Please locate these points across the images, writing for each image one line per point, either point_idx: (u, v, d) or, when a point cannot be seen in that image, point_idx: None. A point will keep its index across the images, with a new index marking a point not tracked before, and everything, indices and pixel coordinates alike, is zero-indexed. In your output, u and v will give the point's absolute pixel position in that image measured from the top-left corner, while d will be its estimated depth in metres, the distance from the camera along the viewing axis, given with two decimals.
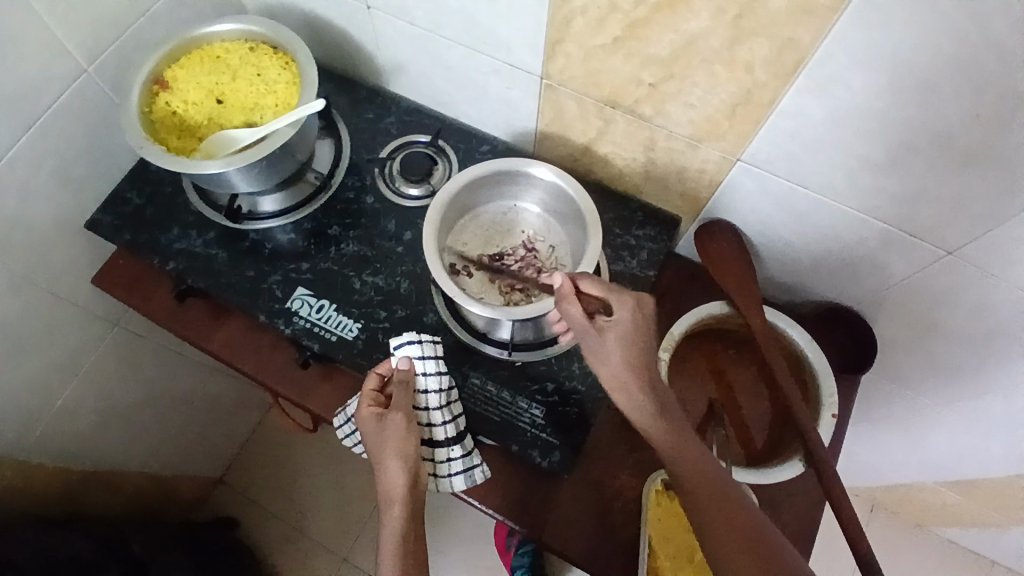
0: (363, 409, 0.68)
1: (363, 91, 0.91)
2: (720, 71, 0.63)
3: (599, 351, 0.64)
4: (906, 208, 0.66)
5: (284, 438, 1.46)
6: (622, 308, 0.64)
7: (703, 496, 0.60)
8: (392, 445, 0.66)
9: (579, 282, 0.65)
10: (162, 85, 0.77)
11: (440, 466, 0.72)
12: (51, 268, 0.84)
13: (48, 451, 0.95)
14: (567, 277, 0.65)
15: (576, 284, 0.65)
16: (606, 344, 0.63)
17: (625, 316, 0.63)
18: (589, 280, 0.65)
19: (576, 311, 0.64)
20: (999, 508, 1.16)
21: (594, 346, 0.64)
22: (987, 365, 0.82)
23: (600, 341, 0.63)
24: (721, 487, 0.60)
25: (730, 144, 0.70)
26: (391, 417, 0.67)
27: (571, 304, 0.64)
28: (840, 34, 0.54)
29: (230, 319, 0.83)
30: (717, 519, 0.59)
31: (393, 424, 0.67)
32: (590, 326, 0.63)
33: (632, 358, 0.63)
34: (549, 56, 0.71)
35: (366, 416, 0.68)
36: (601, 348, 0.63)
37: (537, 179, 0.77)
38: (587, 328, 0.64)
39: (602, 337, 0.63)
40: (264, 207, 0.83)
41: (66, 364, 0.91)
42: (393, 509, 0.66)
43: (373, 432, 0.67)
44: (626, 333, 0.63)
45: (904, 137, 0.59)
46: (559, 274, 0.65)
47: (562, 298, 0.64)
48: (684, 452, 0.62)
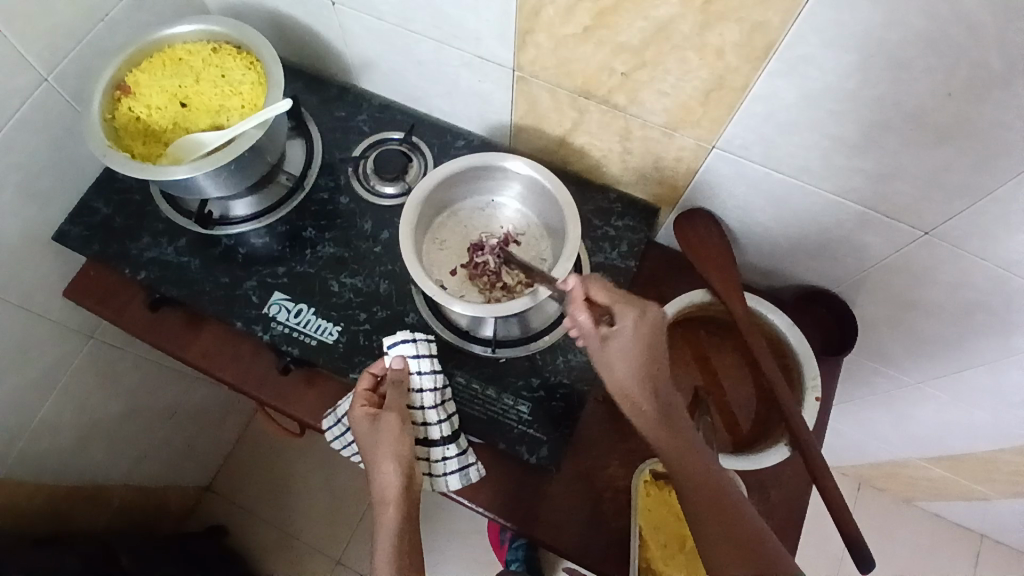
0: (356, 409, 0.67)
1: (333, 89, 0.90)
2: (692, 56, 0.62)
3: (604, 360, 0.62)
4: (882, 188, 0.66)
5: (273, 443, 1.45)
6: (624, 320, 0.62)
7: (708, 516, 0.58)
8: (387, 444, 0.65)
9: (588, 288, 0.64)
10: (124, 90, 0.74)
11: (435, 465, 0.71)
12: (21, 284, 0.81)
13: (30, 469, 0.93)
14: (579, 282, 0.64)
15: (585, 292, 0.64)
16: (608, 353, 0.61)
17: (628, 326, 0.61)
18: (600, 289, 0.64)
19: (580, 318, 0.63)
20: (982, 482, 1.18)
21: (599, 356, 0.62)
22: (966, 342, 0.83)
23: (604, 354, 0.62)
24: (728, 506, 0.58)
25: (704, 131, 0.69)
26: (385, 416, 0.66)
27: (580, 312, 0.63)
28: (809, 16, 0.53)
29: (206, 327, 0.82)
30: (722, 540, 0.57)
31: (387, 424, 0.66)
32: (592, 335, 0.62)
33: (640, 371, 0.60)
34: (519, 47, 0.70)
35: (359, 416, 0.66)
36: (604, 357, 0.62)
37: (513, 172, 0.76)
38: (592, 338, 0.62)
39: (604, 347, 0.62)
40: (237, 212, 0.81)
41: (44, 381, 0.89)
42: (388, 510, 0.65)
43: (367, 432, 0.66)
44: (631, 345, 0.61)
45: (876, 116, 0.59)
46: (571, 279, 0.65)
47: (572, 306, 0.64)
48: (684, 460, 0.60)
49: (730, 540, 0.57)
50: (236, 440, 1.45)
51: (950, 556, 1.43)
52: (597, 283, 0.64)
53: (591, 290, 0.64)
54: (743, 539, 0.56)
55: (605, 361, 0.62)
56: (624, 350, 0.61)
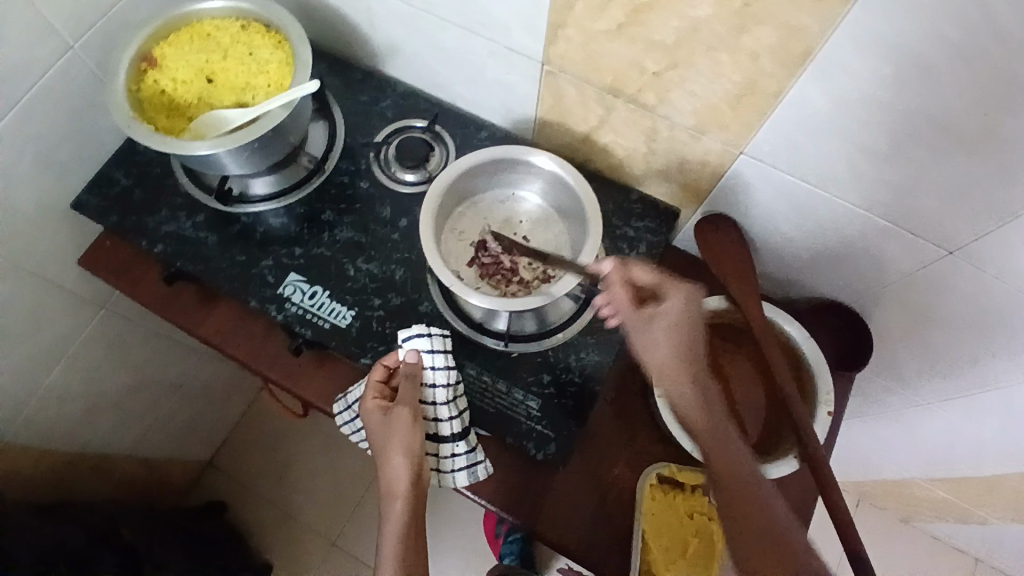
0: (368, 401, 0.68)
1: (358, 73, 0.89)
2: (725, 59, 0.61)
3: (646, 336, 0.65)
4: (909, 204, 0.65)
5: (275, 424, 1.45)
6: (675, 298, 0.65)
7: (732, 503, 0.60)
8: (397, 439, 0.66)
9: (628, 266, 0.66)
10: (151, 62, 0.74)
11: (443, 462, 0.71)
12: (37, 251, 0.82)
13: (36, 435, 0.94)
14: (618, 263, 0.66)
15: (626, 270, 0.66)
16: (655, 327, 0.64)
17: (677, 304, 0.65)
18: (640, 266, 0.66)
19: (625, 298, 0.65)
20: (985, 505, 1.18)
21: (644, 330, 0.64)
22: (982, 363, 0.82)
23: (651, 329, 0.64)
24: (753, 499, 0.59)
25: (732, 135, 0.69)
26: (396, 411, 0.66)
27: (620, 288, 0.65)
28: (848, 25, 0.53)
29: (220, 303, 0.82)
30: (743, 532, 0.59)
31: (398, 418, 0.66)
32: (640, 313, 0.65)
33: (682, 347, 0.64)
34: (550, 40, 0.69)
35: (371, 408, 0.67)
36: (647, 334, 0.65)
37: (537, 167, 0.76)
38: (636, 316, 0.65)
39: (652, 322, 0.64)
40: (255, 190, 0.80)
41: (54, 349, 0.90)
42: (395, 504, 0.66)
43: (378, 424, 0.67)
44: (679, 321, 0.64)
45: (909, 129, 0.58)
46: (608, 261, 0.66)
47: (607, 287, 0.66)
48: (712, 442, 0.63)
49: (751, 532, 0.58)
50: (239, 419, 1.45)
51: None
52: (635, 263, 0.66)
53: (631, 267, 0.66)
54: (764, 533, 0.58)
55: (652, 337, 0.64)
56: (672, 327, 0.64)
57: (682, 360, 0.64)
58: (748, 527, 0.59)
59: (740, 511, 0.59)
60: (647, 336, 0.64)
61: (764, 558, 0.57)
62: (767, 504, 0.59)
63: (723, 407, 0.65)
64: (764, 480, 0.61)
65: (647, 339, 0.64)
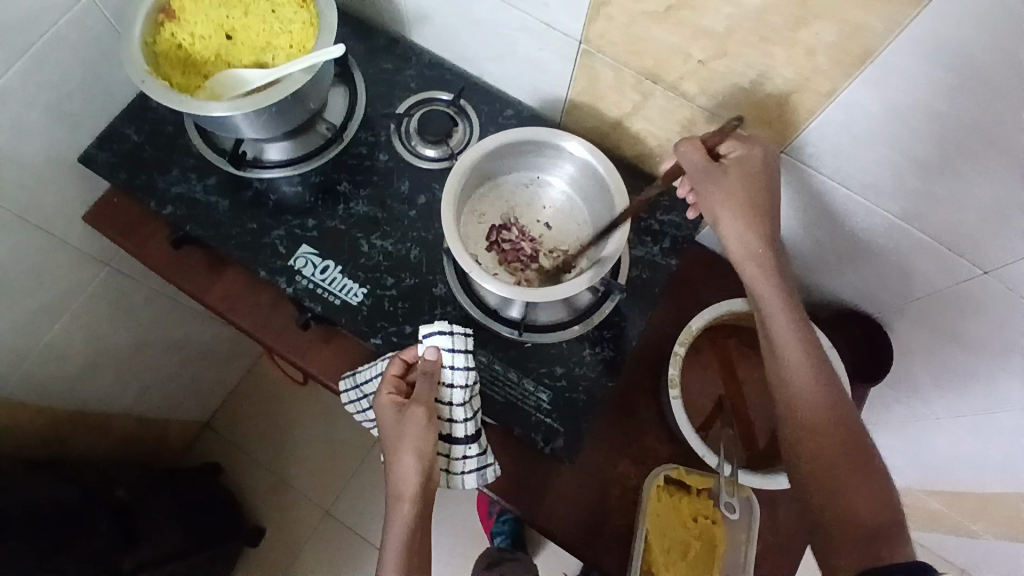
0: (383, 396, 0.66)
1: (383, 38, 0.85)
2: (778, 52, 0.58)
3: (719, 182, 0.63)
4: (951, 219, 0.62)
5: (274, 389, 1.44)
6: (749, 147, 0.63)
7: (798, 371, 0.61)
8: (410, 439, 0.64)
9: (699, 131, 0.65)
10: (168, 14, 0.70)
11: (454, 463, 0.69)
12: (43, 204, 0.79)
13: (34, 391, 0.93)
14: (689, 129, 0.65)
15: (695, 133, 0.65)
16: (728, 174, 0.63)
17: (748, 152, 0.63)
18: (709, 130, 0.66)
19: (698, 149, 0.63)
20: (980, 521, 1.17)
21: (714, 179, 0.63)
22: (1001, 384, 0.80)
23: (722, 174, 0.63)
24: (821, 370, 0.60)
25: (775, 133, 0.65)
26: (411, 409, 0.65)
27: (690, 146, 0.63)
28: (915, 29, 0.49)
29: (228, 271, 0.79)
30: (802, 397, 0.59)
31: (412, 417, 0.65)
32: (711, 162, 0.63)
33: (751, 195, 0.63)
34: (591, 18, 0.65)
35: (385, 404, 0.66)
36: (720, 180, 0.63)
37: (567, 152, 0.73)
38: (705, 167, 0.63)
39: (724, 171, 0.63)
40: (270, 155, 0.78)
41: (55, 305, 0.87)
42: (402, 506, 0.64)
43: (392, 421, 0.65)
44: (754, 167, 0.63)
45: (963, 145, 0.55)
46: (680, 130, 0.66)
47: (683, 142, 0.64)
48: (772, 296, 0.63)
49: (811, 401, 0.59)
50: (238, 382, 1.44)
51: None
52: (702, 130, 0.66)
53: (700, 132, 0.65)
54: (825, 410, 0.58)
55: (721, 183, 0.63)
56: (743, 173, 0.63)
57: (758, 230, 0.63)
58: (813, 403, 0.59)
59: (805, 394, 0.59)
60: (717, 183, 0.63)
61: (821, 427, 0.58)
62: (826, 375, 0.60)
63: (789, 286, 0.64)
64: (828, 362, 0.61)
65: (715, 186, 0.63)
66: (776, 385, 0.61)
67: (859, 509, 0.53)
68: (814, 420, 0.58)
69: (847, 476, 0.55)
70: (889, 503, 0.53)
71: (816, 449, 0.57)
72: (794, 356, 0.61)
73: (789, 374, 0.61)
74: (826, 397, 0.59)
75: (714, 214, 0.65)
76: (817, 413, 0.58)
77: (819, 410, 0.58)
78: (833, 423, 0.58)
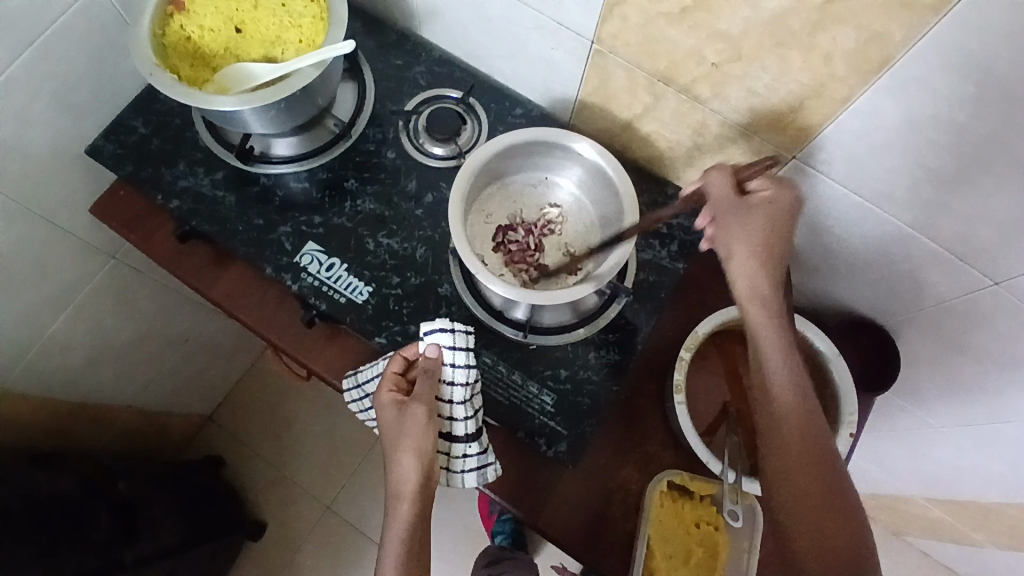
0: (384, 393, 0.66)
1: (393, 34, 0.84)
2: (794, 57, 0.57)
3: (739, 218, 0.61)
4: (965, 229, 0.61)
5: (277, 383, 1.44)
6: (780, 187, 0.61)
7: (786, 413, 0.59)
8: (410, 438, 0.64)
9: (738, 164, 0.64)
10: (177, 6, 0.69)
11: (454, 461, 0.69)
12: (50, 195, 0.79)
13: (38, 382, 0.93)
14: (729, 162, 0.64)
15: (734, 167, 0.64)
16: (751, 211, 0.61)
17: (777, 192, 0.61)
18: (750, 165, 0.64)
19: (727, 184, 0.62)
20: (983, 531, 1.16)
21: (738, 214, 0.61)
22: (1008, 396, 0.79)
23: (746, 209, 0.61)
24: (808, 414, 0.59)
25: (788, 138, 0.65)
26: (411, 407, 0.65)
27: (719, 176, 0.62)
28: (936, 37, 0.48)
29: (232, 265, 0.78)
30: (788, 440, 0.58)
31: (412, 416, 0.64)
32: (737, 196, 0.61)
33: (765, 237, 0.60)
34: (604, 18, 0.64)
35: (386, 401, 0.66)
36: (741, 215, 0.61)
37: (576, 154, 0.72)
38: (729, 200, 0.61)
39: (749, 206, 0.61)
40: (278, 150, 0.77)
41: (61, 297, 0.87)
42: (402, 505, 0.64)
43: (392, 419, 0.65)
44: (778, 208, 0.61)
45: (980, 156, 0.55)
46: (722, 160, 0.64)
47: (715, 169, 0.63)
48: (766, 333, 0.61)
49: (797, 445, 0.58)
50: (241, 376, 1.44)
51: None
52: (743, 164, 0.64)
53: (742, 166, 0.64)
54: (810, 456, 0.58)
55: (742, 220, 0.61)
56: (764, 211, 0.61)
57: (763, 266, 0.61)
58: (798, 446, 0.58)
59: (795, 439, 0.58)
60: (739, 219, 0.61)
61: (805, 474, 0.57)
62: (815, 420, 0.59)
63: (785, 314, 0.63)
64: (816, 402, 0.60)
65: (736, 221, 0.61)
66: (765, 423, 0.60)
67: (839, 566, 0.53)
68: (801, 467, 0.57)
69: (824, 528, 0.55)
70: (866, 561, 0.54)
71: (799, 501, 0.56)
72: (783, 397, 0.60)
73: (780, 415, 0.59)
74: (811, 442, 0.58)
75: (727, 248, 0.62)
76: (804, 459, 0.57)
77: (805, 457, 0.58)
78: (819, 471, 0.57)
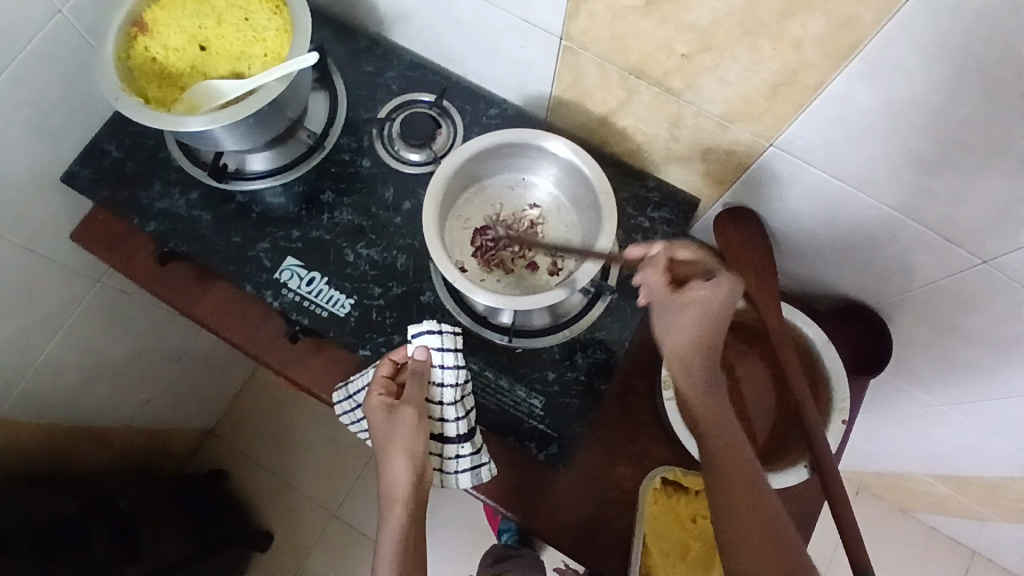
0: (374, 397, 0.66)
1: (363, 40, 0.83)
2: (764, 46, 0.56)
3: (671, 318, 0.64)
4: (949, 211, 0.60)
5: (276, 393, 1.45)
6: (716, 289, 0.61)
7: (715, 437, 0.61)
8: (400, 440, 0.64)
9: (674, 250, 0.65)
10: (141, 28, 0.69)
11: (447, 462, 0.69)
12: (30, 224, 0.79)
13: (33, 408, 0.93)
14: (665, 249, 0.64)
15: (671, 254, 0.65)
16: (683, 313, 0.63)
17: (711, 294, 0.62)
18: (688, 250, 0.65)
19: (661, 281, 0.64)
20: (989, 506, 1.15)
21: (669, 310, 0.64)
22: (1005, 374, 0.78)
23: (679, 309, 0.63)
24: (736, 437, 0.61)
25: (764, 127, 0.63)
26: (401, 410, 0.65)
27: (654, 272, 0.64)
28: (905, 18, 0.47)
29: (215, 284, 0.78)
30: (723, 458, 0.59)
31: (403, 418, 0.65)
32: (671, 295, 0.64)
33: (696, 338, 0.63)
34: (572, 15, 0.63)
35: (375, 405, 0.65)
36: (673, 315, 0.64)
37: (551, 153, 0.71)
38: (664, 295, 0.64)
39: (682, 307, 0.63)
40: (252, 166, 0.77)
41: (48, 322, 0.87)
42: (394, 508, 0.64)
43: (382, 423, 0.65)
44: (709, 311, 0.62)
45: (958, 135, 0.53)
46: (657, 244, 0.65)
47: (649, 265, 0.65)
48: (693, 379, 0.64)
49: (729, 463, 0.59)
50: (240, 388, 1.44)
51: (940, 569, 1.41)
52: (680, 246, 0.65)
53: (677, 250, 0.65)
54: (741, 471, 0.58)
55: (671, 318, 0.64)
56: (698, 314, 0.62)
57: (697, 338, 0.63)
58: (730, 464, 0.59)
59: (734, 488, 0.57)
60: (670, 314, 0.64)
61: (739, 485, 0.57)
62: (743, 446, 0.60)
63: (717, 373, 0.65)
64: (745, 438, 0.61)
65: (667, 317, 0.64)
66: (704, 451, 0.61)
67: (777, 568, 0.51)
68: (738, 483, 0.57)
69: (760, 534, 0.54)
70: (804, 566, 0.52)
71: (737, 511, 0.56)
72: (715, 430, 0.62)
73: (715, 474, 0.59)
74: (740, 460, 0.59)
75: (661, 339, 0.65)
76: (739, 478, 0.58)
77: (748, 505, 0.56)
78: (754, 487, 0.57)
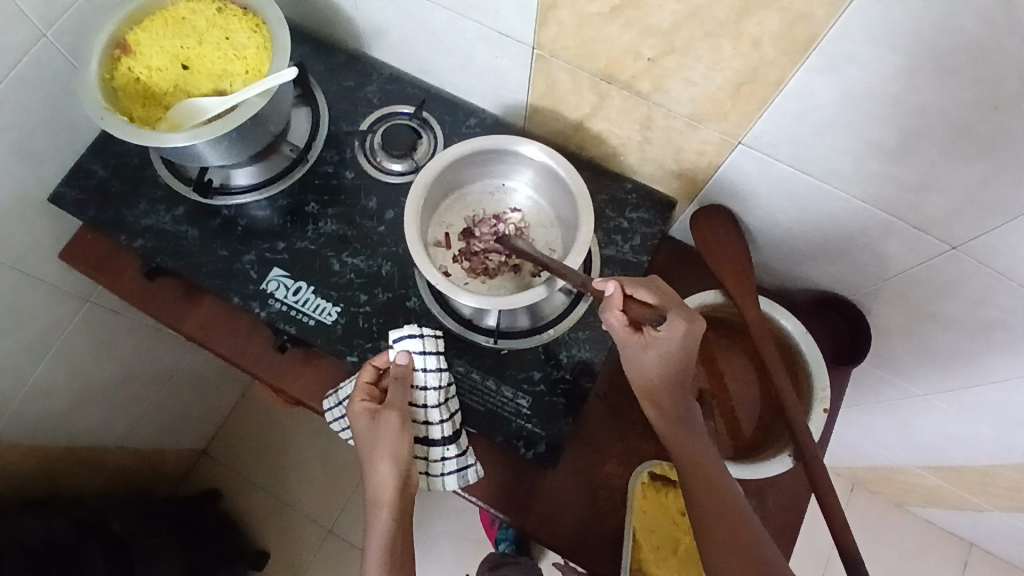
0: (357, 404, 0.66)
1: (342, 56, 0.85)
2: (725, 46, 0.58)
3: (636, 356, 0.63)
4: (914, 197, 0.62)
5: (267, 411, 1.44)
6: (672, 329, 0.60)
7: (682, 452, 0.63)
8: (385, 444, 0.65)
9: (631, 289, 0.62)
10: (124, 49, 0.71)
11: (433, 465, 0.70)
12: (16, 246, 0.79)
13: (23, 431, 0.93)
14: (619, 287, 0.61)
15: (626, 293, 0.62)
16: (646, 353, 0.62)
17: (669, 337, 0.60)
18: (644, 289, 0.62)
19: (621, 323, 0.62)
20: (982, 496, 1.16)
21: (632, 349, 0.63)
22: (982, 359, 0.80)
23: (640, 349, 0.62)
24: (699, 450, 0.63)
25: (731, 125, 0.66)
26: (384, 415, 0.65)
27: (614, 315, 0.61)
28: (854, 14, 0.49)
29: (203, 298, 0.79)
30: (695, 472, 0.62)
31: (386, 423, 0.65)
32: (631, 337, 0.62)
33: (662, 376, 0.63)
34: (541, 23, 0.65)
35: (359, 411, 0.66)
36: (639, 355, 0.63)
37: (527, 157, 0.73)
38: (625, 337, 0.62)
39: (644, 346, 0.62)
40: (238, 181, 0.78)
41: (37, 344, 0.88)
42: (381, 512, 0.64)
43: (366, 429, 0.66)
44: (668, 351, 0.61)
45: (916, 123, 0.56)
46: (611, 283, 0.61)
47: (606, 307, 0.62)
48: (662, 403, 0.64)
49: (701, 474, 0.62)
50: (232, 408, 1.44)
51: (938, 562, 1.42)
52: (636, 284, 0.62)
53: (633, 290, 0.62)
54: (708, 478, 0.61)
55: (637, 355, 0.63)
56: (658, 356, 0.62)
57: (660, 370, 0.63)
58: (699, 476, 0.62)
59: (703, 493, 0.61)
60: (635, 353, 0.63)
61: (709, 495, 0.60)
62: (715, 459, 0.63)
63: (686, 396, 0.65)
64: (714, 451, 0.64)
65: (630, 353, 0.64)
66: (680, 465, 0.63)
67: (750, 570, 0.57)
68: (710, 494, 0.60)
69: (734, 542, 0.58)
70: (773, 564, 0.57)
71: (708, 521, 0.60)
72: (688, 445, 0.64)
73: (697, 509, 0.61)
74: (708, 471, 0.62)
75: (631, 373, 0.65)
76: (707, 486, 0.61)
77: (721, 510, 0.59)
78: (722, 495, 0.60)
